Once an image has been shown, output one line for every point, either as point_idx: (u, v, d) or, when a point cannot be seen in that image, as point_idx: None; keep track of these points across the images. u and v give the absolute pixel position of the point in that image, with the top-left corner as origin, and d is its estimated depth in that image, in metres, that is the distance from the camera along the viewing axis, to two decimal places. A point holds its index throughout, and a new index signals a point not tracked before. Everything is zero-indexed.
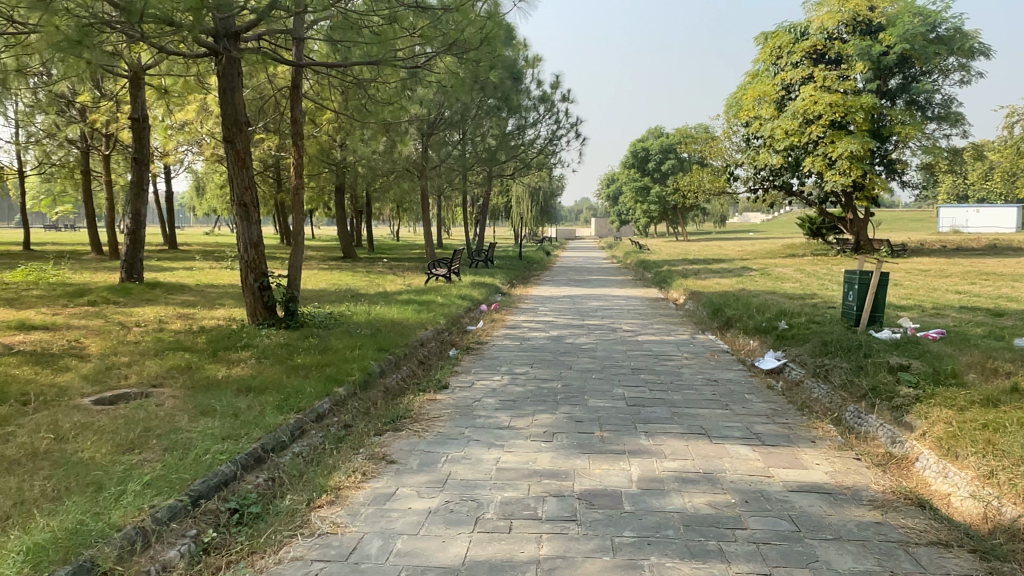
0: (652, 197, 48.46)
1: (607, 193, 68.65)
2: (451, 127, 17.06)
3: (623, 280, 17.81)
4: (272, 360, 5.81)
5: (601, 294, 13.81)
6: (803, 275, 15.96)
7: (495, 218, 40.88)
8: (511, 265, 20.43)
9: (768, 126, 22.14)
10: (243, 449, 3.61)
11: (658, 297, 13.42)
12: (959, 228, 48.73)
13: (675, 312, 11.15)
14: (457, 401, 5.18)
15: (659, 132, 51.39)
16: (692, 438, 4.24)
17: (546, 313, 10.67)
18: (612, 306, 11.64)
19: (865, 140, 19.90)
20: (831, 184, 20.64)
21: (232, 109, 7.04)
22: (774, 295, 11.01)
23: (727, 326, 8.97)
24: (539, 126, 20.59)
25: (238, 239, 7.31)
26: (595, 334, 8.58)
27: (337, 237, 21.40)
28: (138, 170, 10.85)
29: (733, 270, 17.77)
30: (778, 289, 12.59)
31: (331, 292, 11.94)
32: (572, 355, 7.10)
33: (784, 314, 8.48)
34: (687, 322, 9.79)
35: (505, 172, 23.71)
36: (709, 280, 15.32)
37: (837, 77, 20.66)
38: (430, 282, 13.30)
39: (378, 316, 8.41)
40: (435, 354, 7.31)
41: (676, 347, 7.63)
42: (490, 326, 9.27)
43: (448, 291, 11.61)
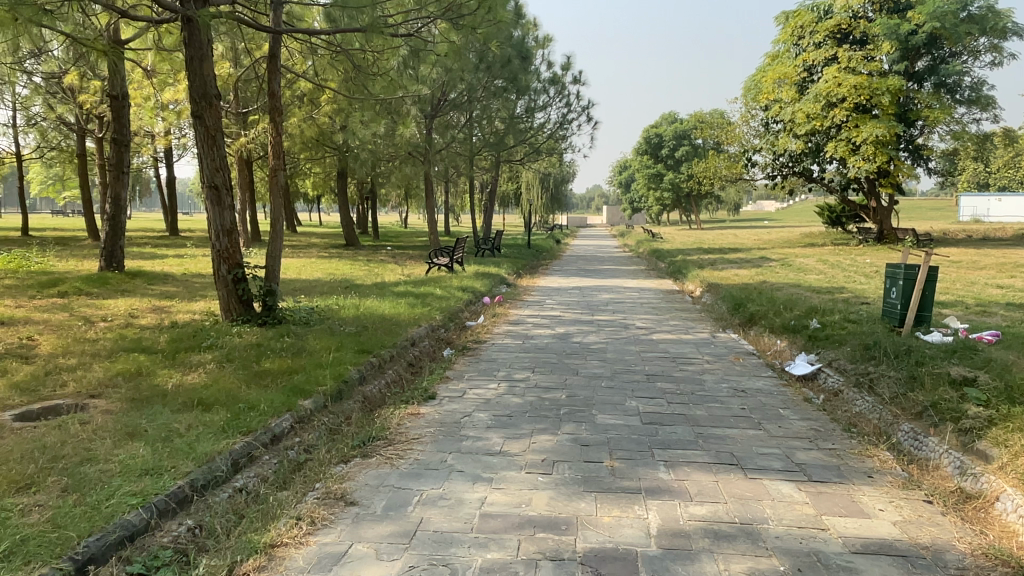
0: (665, 184, 47.44)
1: (619, 180, 67.72)
2: (456, 109, 16.24)
3: (636, 270, 17.02)
4: (235, 365, 5.09)
5: (612, 285, 13.03)
6: (825, 266, 15.11)
7: (504, 205, 40.05)
8: (519, 253, 19.68)
9: (789, 110, 21.14)
10: (164, 488, 2.90)
11: (673, 290, 12.62)
12: (980, 217, 47.59)
13: (692, 306, 10.36)
14: (443, 416, 4.44)
15: (673, 117, 50.26)
16: (723, 471, 3.48)
17: (553, 308, 9.91)
18: (624, 300, 10.85)
19: (892, 124, 18.94)
20: (856, 170, 19.69)
21: (200, 82, 6.30)
22: (801, 289, 10.19)
23: (751, 323, 8.18)
24: (549, 109, 19.76)
25: (209, 226, 6.58)
26: (605, 332, 7.81)
27: (340, 224, 20.69)
28: (117, 151, 10.19)
29: (751, 260, 16.94)
30: (802, 281, 11.76)
31: (325, 283, 11.22)
32: (579, 358, 6.33)
33: (815, 312, 7.67)
34: (705, 319, 9.01)
35: (514, 158, 22.87)
36: (727, 271, 14.50)
37: (862, 59, 19.62)
38: (431, 272, 12.56)
39: (368, 311, 7.67)
40: (427, 355, 6.57)
41: (696, 348, 6.86)
42: (491, 321, 8.52)
43: (449, 282, 10.85)
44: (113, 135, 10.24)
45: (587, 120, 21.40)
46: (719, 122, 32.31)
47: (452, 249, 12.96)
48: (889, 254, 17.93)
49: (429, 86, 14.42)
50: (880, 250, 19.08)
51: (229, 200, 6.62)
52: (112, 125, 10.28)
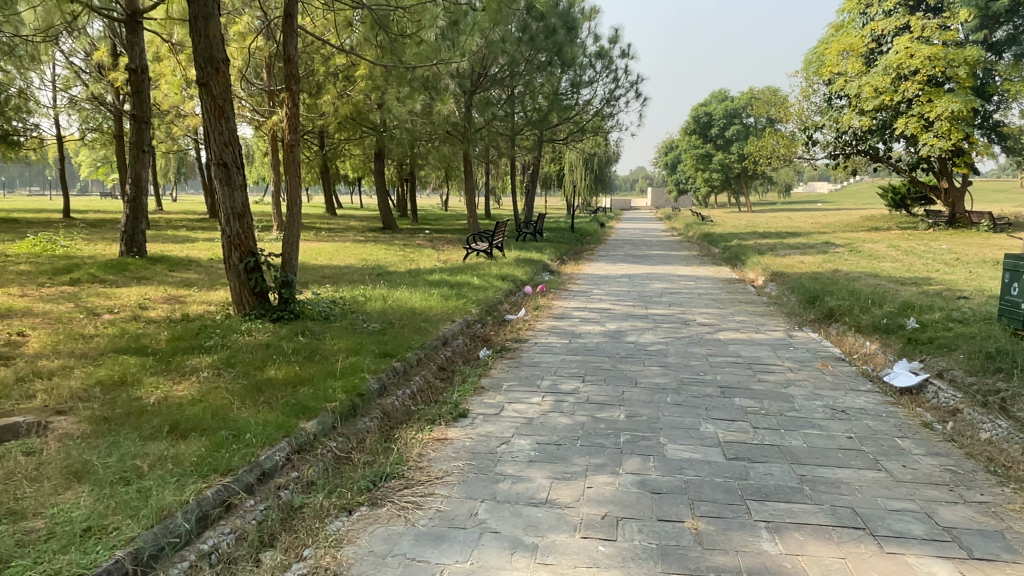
0: (714, 165, 45.73)
1: (666, 162, 65.98)
2: (497, 84, 15.28)
3: (688, 255, 15.94)
4: (235, 372, 4.33)
5: (665, 273, 12.04)
6: (899, 253, 13.82)
7: (547, 188, 39.00)
8: (563, 237, 18.74)
9: (854, 84, 19.56)
10: (93, 565, 2.14)
11: (732, 279, 11.56)
12: None
13: (757, 299, 9.32)
14: (476, 443, 3.60)
15: (724, 96, 48.34)
16: (849, 543, 2.57)
17: (602, 299, 9.00)
18: (680, 291, 9.86)
19: (970, 98, 17.34)
20: (928, 149, 18.14)
21: (205, 44, 5.54)
22: (883, 281, 9.06)
23: (831, 321, 7.17)
24: (596, 86, 18.75)
25: (219, 209, 5.84)
26: (664, 329, 6.87)
27: (377, 206, 20.01)
28: (137, 128, 9.59)
29: (814, 246, 15.71)
30: (878, 271, 10.60)
31: (356, 270, 10.51)
32: (637, 363, 5.43)
33: (911, 309, 6.62)
34: (775, 314, 8.01)
35: (558, 137, 21.85)
36: (790, 257, 13.36)
37: (938, 27, 17.88)
38: (469, 258, 11.76)
39: (397, 304, 6.88)
40: (461, 358, 5.75)
41: (772, 351, 5.90)
42: (535, 315, 7.68)
43: (489, 270, 10.01)
44: (133, 111, 9.62)
45: (635, 96, 20.21)
46: (775, 100, 30.67)
47: (491, 235, 12.11)
48: (966, 238, 16.48)
49: (468, 59, 13.49)
50: (955, 235, 17.62)
51: (241, 179, 5.85)
52: (132, 101, 9.69)
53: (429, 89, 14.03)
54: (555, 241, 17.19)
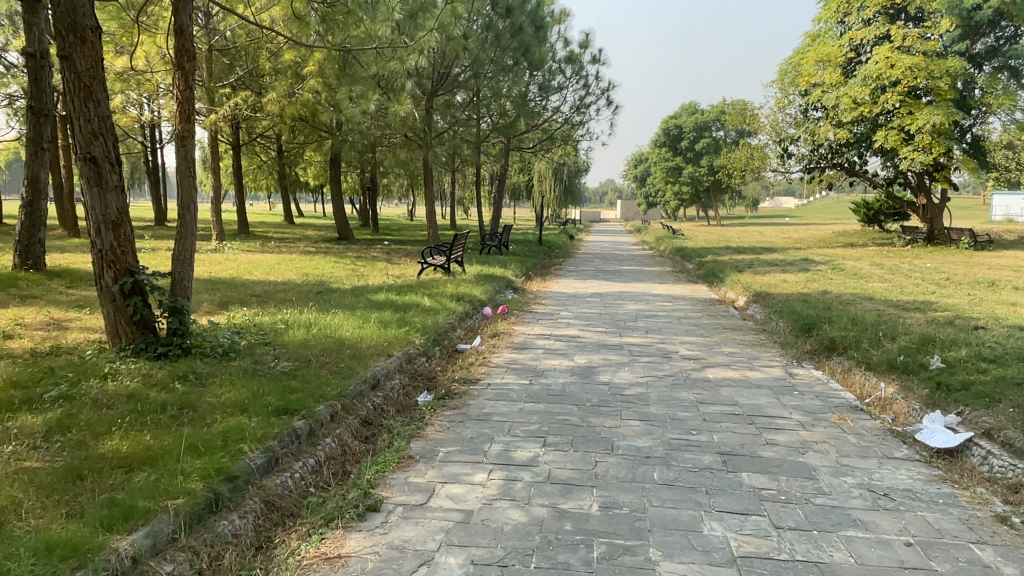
0: (684, 178, 45.13)
1: (635, 175, 65.57)
2: (459, 85, 14.18)
3: (662, 272, 15.00)
4: (62, 443, 3.13)
5: (638, 292, 11.01)
6: (884, 272, 13.00)
7: (515, 198, 37.96)
8: (529, 250, 17.71)
9: (831, 95, 18.84)
10: None
11: (712, 299, 10.57)
12: (1013, 217, 45.33)
13: (742, 324, 8.29)
14: (383, 567, 2.45)
15: (694, 108, 47.94)
16: None
17: (570, 324, 7.90)
18: (656, 314, 8.82)
19: (952, 110, 16.73)
20: (908, 163, 17.49)
21: (68, 6, 4.35)
22: (882, 306, 8.12)
23: (833, 355, 6.19)
24: (564, 92, 17.85)
25: (88, 217, 4.62)
26: (642, 365, 5.78)
27: (332, 215, 18.72)
28: (34, 122, 8.27)
29: (793, 263, 14.87)
30: (870, 293, 9.73)
31: (293, 287, 9.27)
32: (612, 416, 4.32)
33: (929, 343, 5.67)
34: (766, 344, 6.99)
35: (525, 146, 20.82)
36: (771, 276, 12.47)
37: (918, 37, 17.21)
38: (423, 274, 10.60)
39: (323, 332, 5.70)
40: (394, 407, 4.60)
41: (775, 397, 4.84)
42: (492, 345, 6.55)
43: (442, 289, 8.85)
44: (30, 102, 8.29)
45: (606, 104, 19.29)
46: (747, 112, 30.09)
47: (446, 247, 10.94)
48: (949, 256, 15.78)
49: (428, 56, 12.38)
50: (935, 252, 16.96)
51: (115, 180, 4.66)
52: (32, 89, 8.33)
53: (385, 89, 12.88)
54: (521, 255, 16.09)
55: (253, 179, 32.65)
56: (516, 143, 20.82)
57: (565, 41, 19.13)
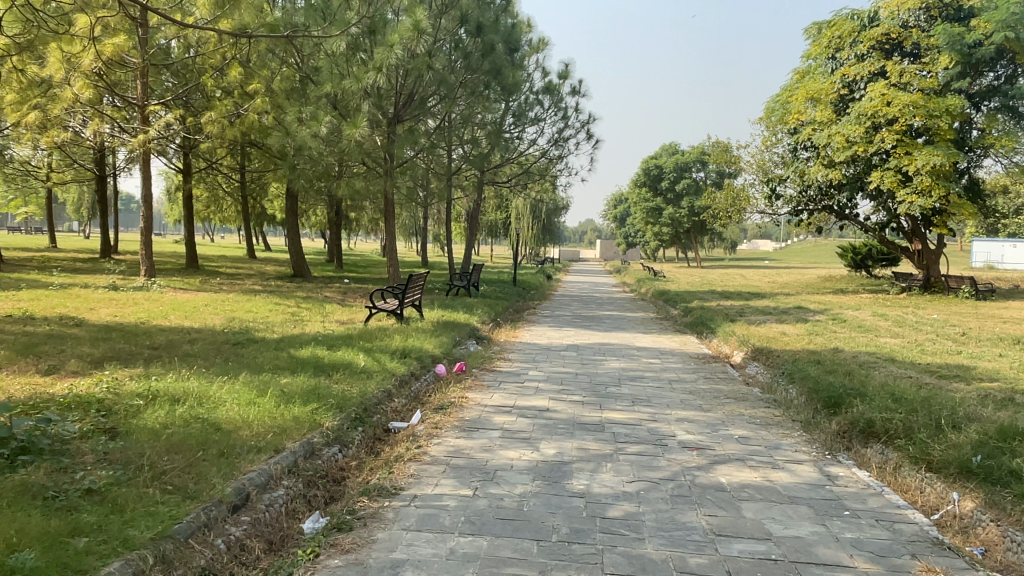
0: (664, 219, 44.19)
1: (614, 214, 64.89)
2: (425, 110, 12.87)
3: (646, 319, 13.62)
4: None
5: (620, 345, 9.57)
6: (892, 324, 11.72)
7: (490, 236, 36.65)
8: (502, 291, 16.29)
9: (822, 133, 17.84)
10: None
11: (704, 355, 9.16)
12: (993, 265, 44.91)
13: (747, 390, 6.85)
14: None
15: (674, 149, 47.27)
16: None
17: (537, 389, 6.40)
18: (642, 376, 7.36)
19: (952, 151, 15.78)
20: (906, 206, 16.46)
21: None
22: (913, 373, 6.74)
23: (876, 446, 4.76)
24: (541, 123, 16.69)
25: None
26: (630, 460, 4.28)
27: (287, 250, 17.13)
28: None
29: (789, 312, 13.58)
30: (888, 352, 8.36)
31: (208, 337, 7.67)
32: (589, 567, 2.81)
33: (1010, 435, 4.25)
34: (782, 423, 5.53)
35: (498, 180, 19.53)
36: (768, 327, 11.14)
37: (916, 73, 16.32)
38: (371, 321, 9.07)
39: (195, 412, 4.18)
40: (261, 542, 3.05)
41: (823, 525, 3.37)
42: (435, 423, 5.03)
43: (385, 342, 7.32)
44: None
45: (586, 137, 18.16)
46: (729, 152, 29.18)
47: (399, 289, 9.44)
48: (954, 307, 14.60)
49: (387, 74, 11.02)
50: (938, 301, 15.78)
51: None
52: None
53: (340, 111, 11.51)
54: (491, 297, 14.66)
55: (213, 209, 30.96)
56: (489, 176, 19.52)
57: (543, 71, 18.01)
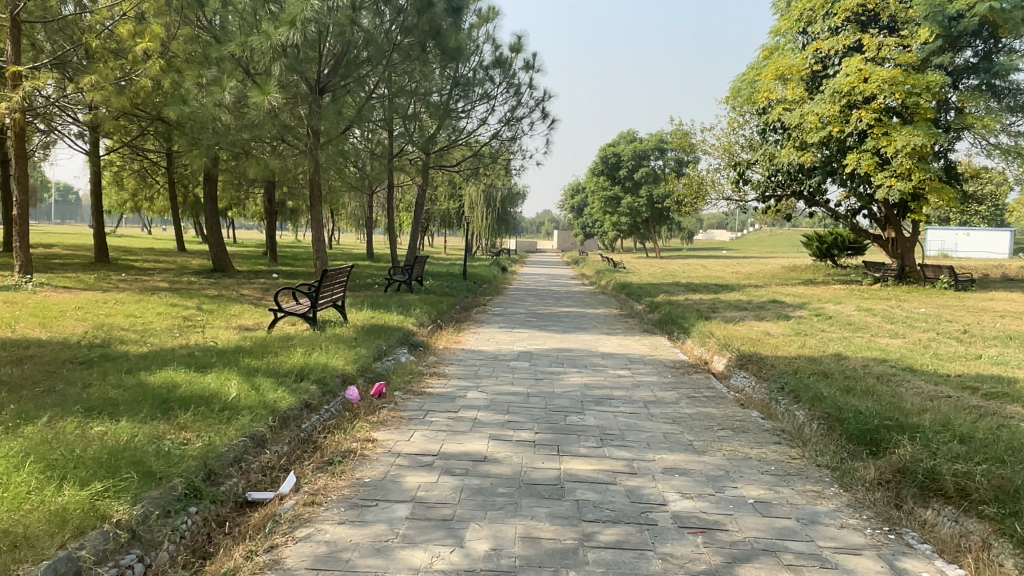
0: (623, 208, 42.90)
1: (572, 205, 63.62)
2: (352, 78, 11.11)
3: (609, 317, 12.16)
4: None
5: (580, 352, 8.04)
6: (883, 321, 10.45)
7: (443, 225, 34.86)
8: (449, 286, 14.68)
9: (794, 113, 16.58)
10: None
11: (681, 363, 7.70)
12: (947, 253, 44.84)
13: (743, 416, 5.38)
14: None
15: (632, 136, 45.99)
16: None
17: (475, 422, 4.79)
18: (610, 396, 5.83)
19: (934, 131, 14.67)
20: (884, 190, 15.31)
21: None
22: (949, 390, 5.34)
23: (954, 516, 3.28)
24: (490, 100, 15.09)
25: None
26: (607, 565, 2.71)
27: (206, 241, 15.20)
28: None
29: (765, 307, 12.28)
30: (898, 359, 7.01)
31: (48, 354, 5.86)
32: None
33: None
34: (805, 471, 4.05)
35: (446, 164, 17.88)
36: (748, 325, 9.76)
37: (894, 47, 15.15)
38: (276, 327, 7.35)
39: None
40: None
41: None
42: (313, 492, 3.40)
43: (281, 358, 5.65)
44: None
45: (542, 116, 16.62)
46: (690, 137, 27.96)
47: (312, 287, 7.71)
48: (937, 299, 13.53)
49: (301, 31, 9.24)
50: (917, 293, 14.72)
51: None
52: None
53: (248, 74, 9.69)
54: (435, 292, 13.03)
55: (139, 197, 28.50)
56: (436, 159, 17.85)
57: (494, 43, 16.38)
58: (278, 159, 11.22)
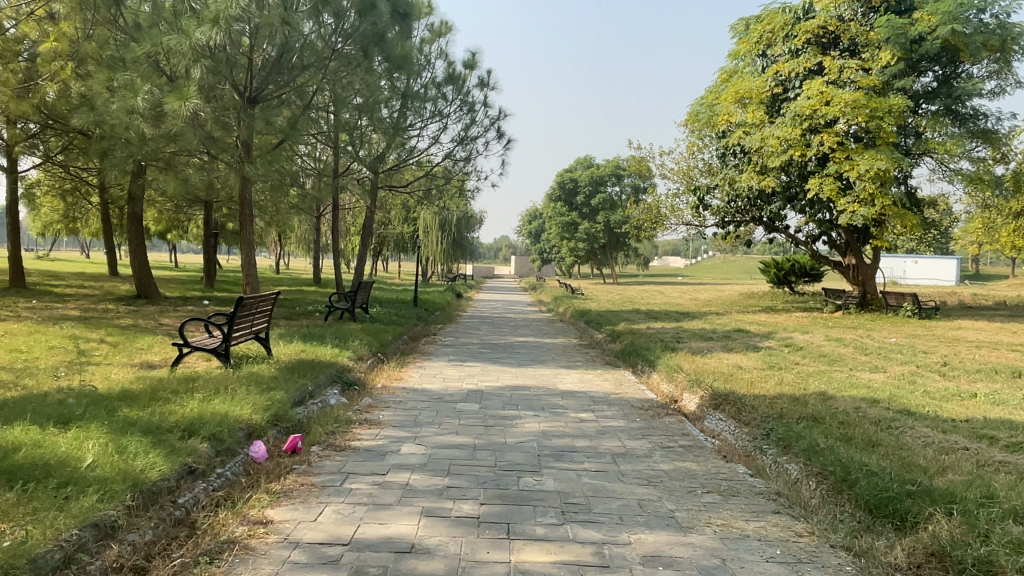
0: (580, 234, 42.42)
1: (528, 230, 63.21)
2: (289, 86, 10.15)
3: (568, 347, 11.34)
4: None
5: (537, 390, 7.16)
6: (857, 353, 9.83)
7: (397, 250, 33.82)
8: (397, 314, 13.70)
9: (754, 136, 16.17)
10: None
11: (649, 403, 6.88)
12: (896, 280, 45.50)
13: (729, 472, 4.56)
14: None
15: (589, 162, 45.81)
16: None
17: (405, 490, 3.83)
18: (572, 448, 4.95)
19: (896, 155, 14.40)
20: (847, 216, 14.92)
21: None
22: (962, 441, 4.66)
23: None
24: (443, 117, 14.29)
25: None
26: None
27: (130, 265, 13.94)
28: None
29: (732, 336, 11.63)
30: (889, 398, 6.31)
31: None
32: None
33: None
34: (819, 555, 3.22)
35: (396, 185, 16.97)
36: (718, 357, 9.04)
37: (856, 70, 14.88)
38: (182, 364, 6.30)
39: None
40: None
41: None
42: None
43: (172, 406, 4.63)
44: None
45: (497, 136, 15.89)
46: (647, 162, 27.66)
47: (227, 317, 6.67)
48: (905, 327, 13.08)
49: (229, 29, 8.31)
50: (882, 322, 14.31)
51: None
52: None
53: (167, 76, 8.68)
54: (380, 321, 12.05)
55: (69, 220, 26.72)
56: (385, 179, 16.93)
57: (448, 59, 15.65)
58: (202, 175, 10.16)
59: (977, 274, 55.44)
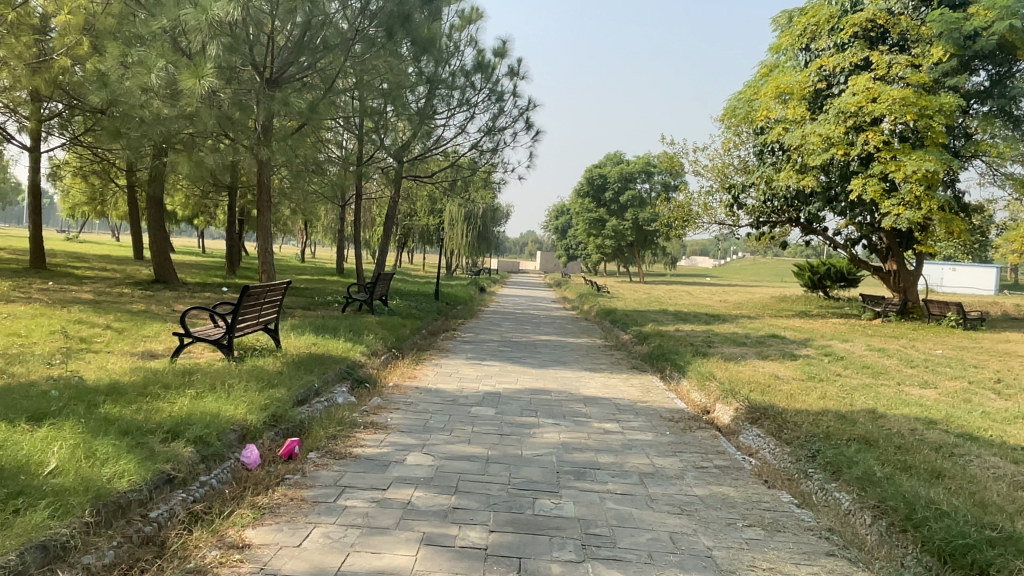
0: (608, 230, 41.76)
1: (556, 226, 62.62)
2: (309, 67, 9.75)
3: (593, 348, 10.86)
4: None
5: (558, 395, 6.69)
6: (902, 365, 9.21)
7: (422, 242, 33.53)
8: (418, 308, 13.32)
9: (794, 133, 15.49)
10: None
11: (679, 414, 6.38)
12: (933, 288, 44.19)
13: (771, 500, 4.06)
14: None
15: (620, 158, 45.08)
16: None
17: (405, 511, 3.40)
18: (594, 464, 4.49)
19: (945, 157, 13.65)
20: (891, 219, 14.19)
21: None
22: None
23: None
24: (471, 105, 13.82)
25: None
26: None
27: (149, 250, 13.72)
28: None
29: (765, 342, 11.04)
30: (945, 418, 5.74)
31: None
32: None
33: None
34: None
35: (421, 174, 16.57)
36: (752, 365, 8.50)
37: (906, 65, 14.12)
38: (182, 354, 5.94)
39: None
40: None
41: None
42: None
43: (160, 403, 4.25)
44: None
45: (526, 127, 15.40)
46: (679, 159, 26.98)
47: (232, 306, 6.30)
48: (949, 338, 12.39)
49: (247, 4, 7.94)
50: (924, 331, 13.60)
51: None
52: None
53: (183, 53, 8.34)
54: (399, 314, 11.67)
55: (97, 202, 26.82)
56: (410, 169, 16.54)
57: (477, 47, 15.19)
58: (219, 157, 9.83)
59: (1019, 284, 53.70)
